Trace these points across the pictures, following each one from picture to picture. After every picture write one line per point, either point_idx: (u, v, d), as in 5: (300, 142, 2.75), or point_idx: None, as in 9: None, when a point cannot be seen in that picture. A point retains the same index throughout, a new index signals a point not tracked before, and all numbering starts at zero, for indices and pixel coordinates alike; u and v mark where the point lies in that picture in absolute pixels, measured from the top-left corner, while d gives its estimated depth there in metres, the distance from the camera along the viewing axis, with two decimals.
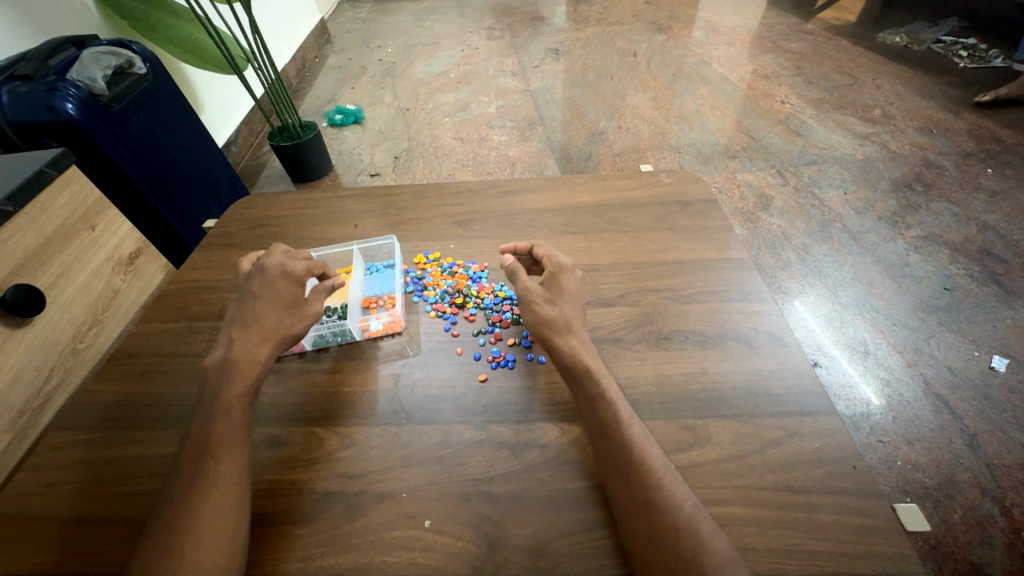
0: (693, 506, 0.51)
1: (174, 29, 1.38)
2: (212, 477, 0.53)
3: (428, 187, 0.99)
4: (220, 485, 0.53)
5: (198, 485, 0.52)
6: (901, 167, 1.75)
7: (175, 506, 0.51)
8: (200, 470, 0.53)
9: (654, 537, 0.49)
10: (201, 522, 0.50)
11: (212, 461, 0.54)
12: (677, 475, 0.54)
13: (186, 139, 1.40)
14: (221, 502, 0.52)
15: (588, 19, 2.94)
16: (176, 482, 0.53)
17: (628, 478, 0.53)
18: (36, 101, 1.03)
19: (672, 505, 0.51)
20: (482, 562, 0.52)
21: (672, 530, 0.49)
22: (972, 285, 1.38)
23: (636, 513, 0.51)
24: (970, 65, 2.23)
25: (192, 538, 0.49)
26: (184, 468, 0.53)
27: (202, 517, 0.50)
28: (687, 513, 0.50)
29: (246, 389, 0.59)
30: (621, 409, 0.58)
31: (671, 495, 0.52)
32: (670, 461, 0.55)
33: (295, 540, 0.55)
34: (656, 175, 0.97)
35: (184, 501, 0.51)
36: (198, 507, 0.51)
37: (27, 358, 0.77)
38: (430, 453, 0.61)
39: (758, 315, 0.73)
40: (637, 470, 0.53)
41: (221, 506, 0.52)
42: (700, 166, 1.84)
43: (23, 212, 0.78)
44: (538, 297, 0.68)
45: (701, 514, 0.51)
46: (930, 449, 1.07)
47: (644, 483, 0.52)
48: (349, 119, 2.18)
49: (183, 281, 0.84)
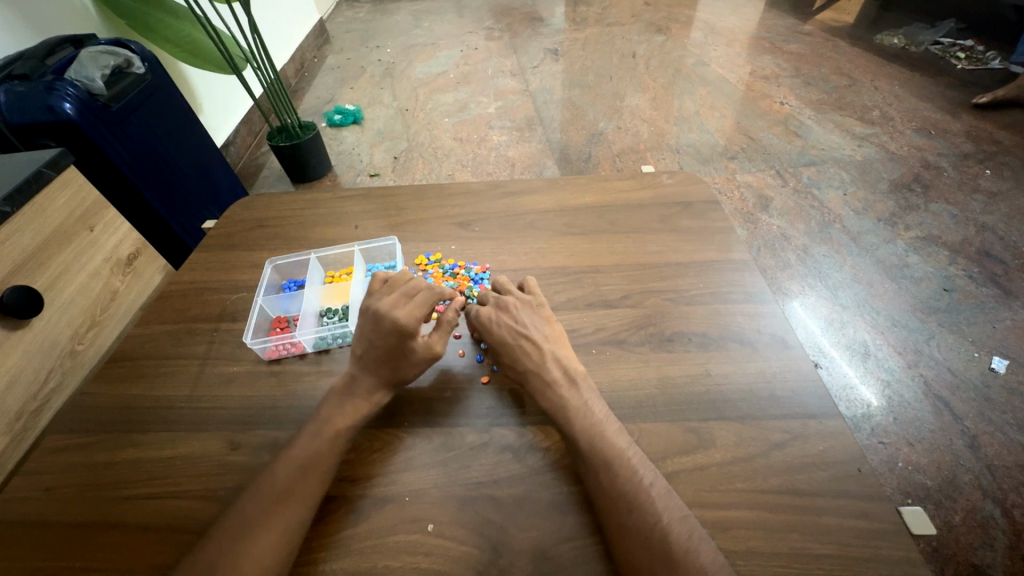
0: (671, 522, 0.51)
1: (171, 28, 1.37)
2: (291, 490, 0.54)
3: (429, 187, 0.99)
4: (296, 502, 0.54)
5: (281, 500, 0.53)
6: (900, 168, 1.76)
7: (248, 515, 0.53)
8: (287, 484, 0.54)
9: (631, 557, 0.49)
10: (268, 534, 0.51)
11: (303, 479, 0.55)
12: (658, 490, 0.53)
13: (184, 140, 1.39)
14: (287, 519, 0.52)
15: (587, 19, 2.93)
16: (264, 484, 0.55)
17: (608, 496, 0.53)
18: (33, 101, 1.02)
19: (648, 523, 0.50)
20: (486, 566, 0.52)
21: (649, 549, 0.49)
22: (972, 286, 1.38)
23: (616, 533, 0.51)
24: (967, 67, 2.24)
25: (257, 546, 0.50)
26: (283, 472, 0.55)
27: (269, 527, 0.51)
28: (663, 531, 0.50)
29: None
30: (602, 424, 0.58)
31: (648, 512, 0.51)
32: (653, 475, 0.54)
33: (313, 549, 0.54)
34: (657, 176, 0.97)
35: (262, 509, 0.53)
36: (269, 519, 0.52)
37: (24, 361, 0.77)
38: (433, 456, 0.60)
39: (761, 317, 0.73)
40: (614, 488, 0.53)
41: (283, 523, 0.52)
42: (700, 167, 1.84)
43: (20, 212, 0.77)
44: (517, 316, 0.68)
45: (688, 528, 0.50)
46: (931, 451, 1.07)
47: (620, 501, 0.52)
48: (348, 119, 2.17)
49: (182, 283, 0.83)
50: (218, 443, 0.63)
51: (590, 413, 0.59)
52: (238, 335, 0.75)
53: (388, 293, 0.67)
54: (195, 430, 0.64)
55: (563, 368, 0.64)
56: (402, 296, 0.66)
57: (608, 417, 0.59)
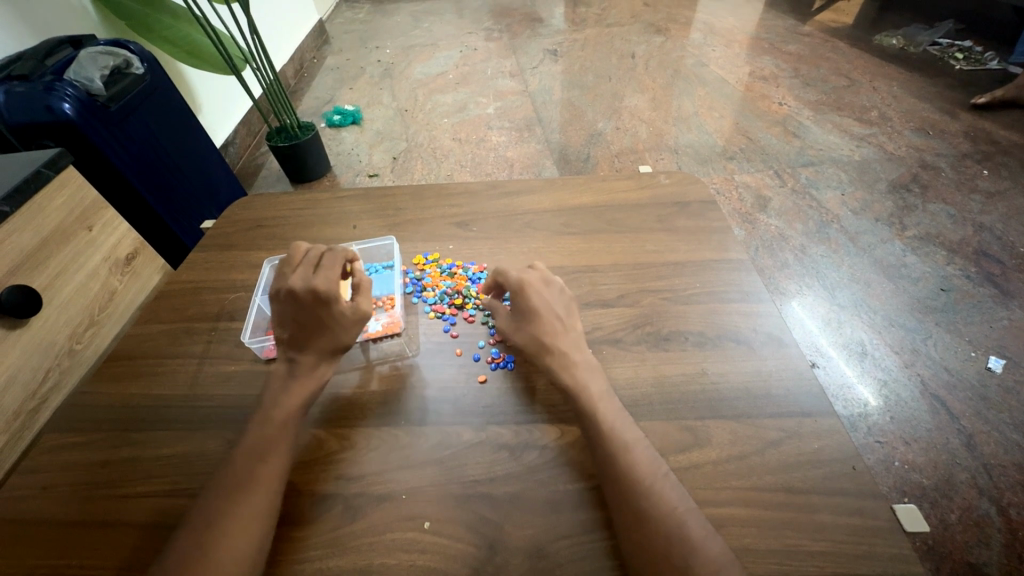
0: (681, 514, 0.51)
1: (170, 28, 1.37)
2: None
3: (426, 187, 0.99)
4: (259, 489, 0.54)
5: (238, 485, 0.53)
6: (898, 168, 1.76)
7: (209, 507, 0.52)
8: (250, 473, 0.55)
9: (639, 545, 0.50)
10: (252, 529, 0.51)
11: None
12: (668, 483, 0.53)
13: (184, 141, 1.39)
14: (254, 505, 0.53)
15: (587, 20, 2.94)
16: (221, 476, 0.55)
17: (618, 487, 0.53)
18: (34, 102, 1.02)
19: (665, 513, 0.51)
20: (481, 563, 0.52)
21: (663, 537, 0.50)
22: (969, 285, 1.38)
23: (628, 521, 0.51)
24: (965, 67, 2.24)
25: (250, 542, 0.51)
26: (246, 467, 0.55)
27: (239, 515, 0.52)
28: (673, 523, 0.50)
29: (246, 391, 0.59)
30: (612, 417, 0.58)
31: (666, 500, 0.52)
32: (664, 468, 0.55)
33: (298, 543, 0.54)
34: (654, 177, 0.97)
35: (258, 507, 0.53)
36: (235, 505, 0.52)
37: (23, 360, 0.77)
38: (429, 455, 0.61)
39: (757, 316, 0.73)
40: (626, 479, 0.53)
41: (257, 517, 0.52)
42: (697, 167, 1.84)
43: (20, 212, 0.78)
44: (522, 305, 0.67)
45: (694, 521, 0.51)
46: (928, 449, 1.08)
47: (637, 492, 0.52)
48: (347, 119, 2.18)
49: (181, 282, 0.84)
50: (214, 442, 0.63)
51: (602, 406, 0.59)
52: (236, 333, 0.75)
53: (308, 269, 0.66)
54: (190, 430, 0.64)
55: (579, 358, 0.64)
56: (321, 270, 0.66)
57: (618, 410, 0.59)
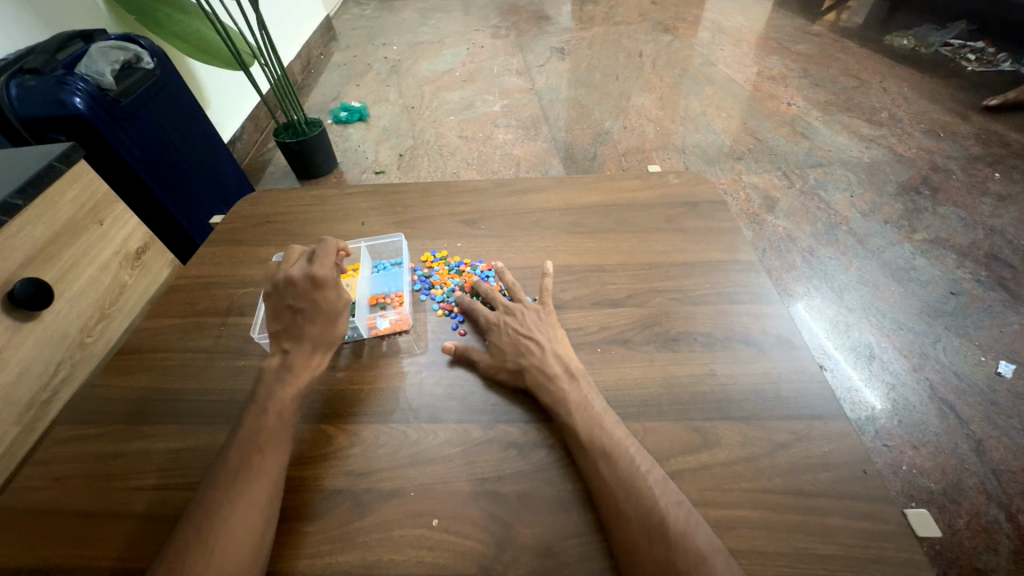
0: (668, 506, 0.51)
1: (181, 24, 1.38)
2: None
3: (434, 185, 0.99)
4: (261, 480, 0.54)
5: (242, 477, 0.54)
6: (907, 170, 1.75)
7: (216, 500, 0.53)
8: (253, 468, 0.55)
9: (630, 541, 0.50)
10: (248, 516, 0.52)
11: None
12: (656, 477, 0.54)
13: (193, 138, 1.40)
14: (258, 496, 0.53)
15: (594, 18, 2.93)
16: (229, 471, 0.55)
17: (605, 483, 0.53)
18: (45, 96, 1.03)
19: (655, 508, 0.51)
20: (490, 561, 0.52)
21: (646, 533, 0.50)
22: (979, 289, 1.37)
23: (615, 520, 0.52)
24: (977, 69, 2.22)
25: (240, 531, 0.51)
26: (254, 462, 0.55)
27: (238, 506, 0.52)
28: (660, 515, 0.50)
29: (293, 390, 0.62)
30: (599, 415, 0.59)
31: (649, 496, 0.52)
32: (651, 463, 0.55)
33: (305, 538, 0.55)
34: (664, 176, 0.97)
35: (256, 498, 0.53)
36: (236, 496, 0.52)
37: (34, 352, 0.77)
38: (438, 452, 0.61)
39: (767, 317, 0.73)
40: (616, 475, 0.53)
41: (255, 505, 0.53)
42: (705, 167, 1.84)
43: (32, 205, 0.78)
44: None
45: (677, 515, 0.51)
46: (936, 454, 1.07)
47: (622, 487, 0.53)
48: (354, 116, 2.18)
49: (191, 275, 0.84)
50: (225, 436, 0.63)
51: (588, 405, 0.60)
52: (245, 329, 0.76)
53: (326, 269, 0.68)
54: (201, 423, 0.65)
55: (563, 362, 0.64)
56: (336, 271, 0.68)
57: (607, 409, 0.60)
